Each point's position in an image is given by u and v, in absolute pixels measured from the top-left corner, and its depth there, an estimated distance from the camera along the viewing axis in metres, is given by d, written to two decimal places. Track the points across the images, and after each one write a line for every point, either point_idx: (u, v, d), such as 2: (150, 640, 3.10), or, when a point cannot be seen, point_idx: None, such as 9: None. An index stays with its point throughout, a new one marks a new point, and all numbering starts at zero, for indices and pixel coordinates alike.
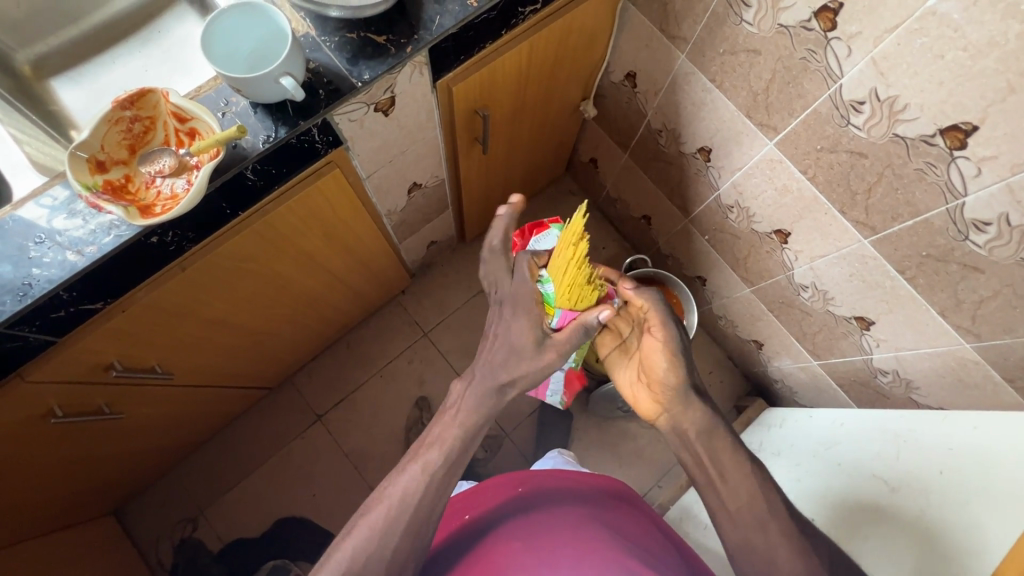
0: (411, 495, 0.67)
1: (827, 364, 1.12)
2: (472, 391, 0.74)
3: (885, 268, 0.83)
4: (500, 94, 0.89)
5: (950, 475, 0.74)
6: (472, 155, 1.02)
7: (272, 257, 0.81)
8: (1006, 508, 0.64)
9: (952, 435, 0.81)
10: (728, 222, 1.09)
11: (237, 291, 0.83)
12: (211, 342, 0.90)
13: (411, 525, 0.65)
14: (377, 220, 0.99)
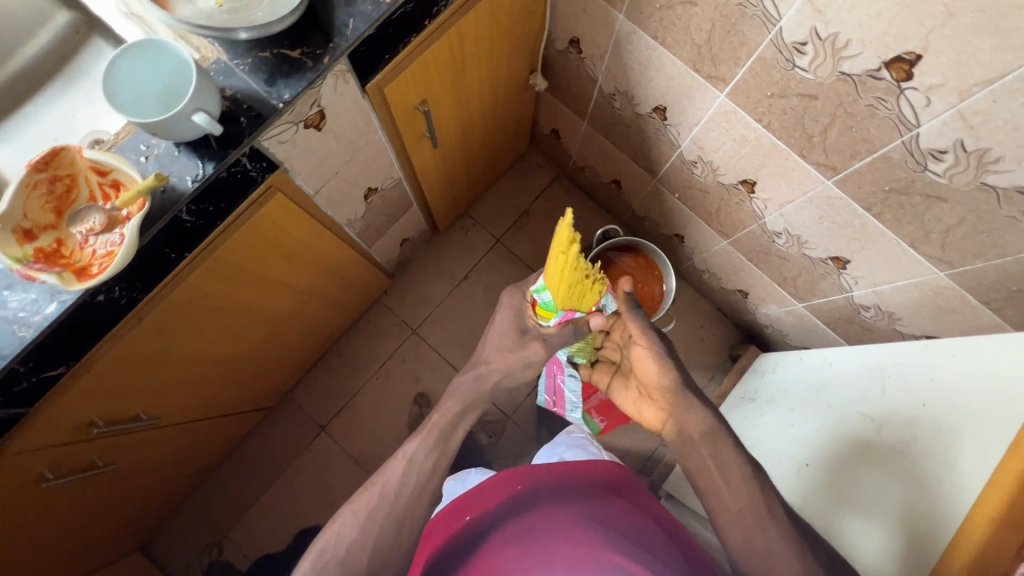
0: (402, 488, 0.72)
1: (811, 305, 1.12)
2: (461, 380, 0.84)
3: (852, 207, 0.81)
4: (439, 84, 0.86)
5: (933, 407, 0.75)
6: (423, 149, 0.99)
7: (233, 288, 0.80)
8: (987, 433, 0.65)
9: (933, 365, 0.81)
10: (695, 177, 1.07)
11: (206, 327, 0.83)
12: (192, 379, 0.90)
13: (401, 516, 0.71)
14: (337, 228, 0.97)
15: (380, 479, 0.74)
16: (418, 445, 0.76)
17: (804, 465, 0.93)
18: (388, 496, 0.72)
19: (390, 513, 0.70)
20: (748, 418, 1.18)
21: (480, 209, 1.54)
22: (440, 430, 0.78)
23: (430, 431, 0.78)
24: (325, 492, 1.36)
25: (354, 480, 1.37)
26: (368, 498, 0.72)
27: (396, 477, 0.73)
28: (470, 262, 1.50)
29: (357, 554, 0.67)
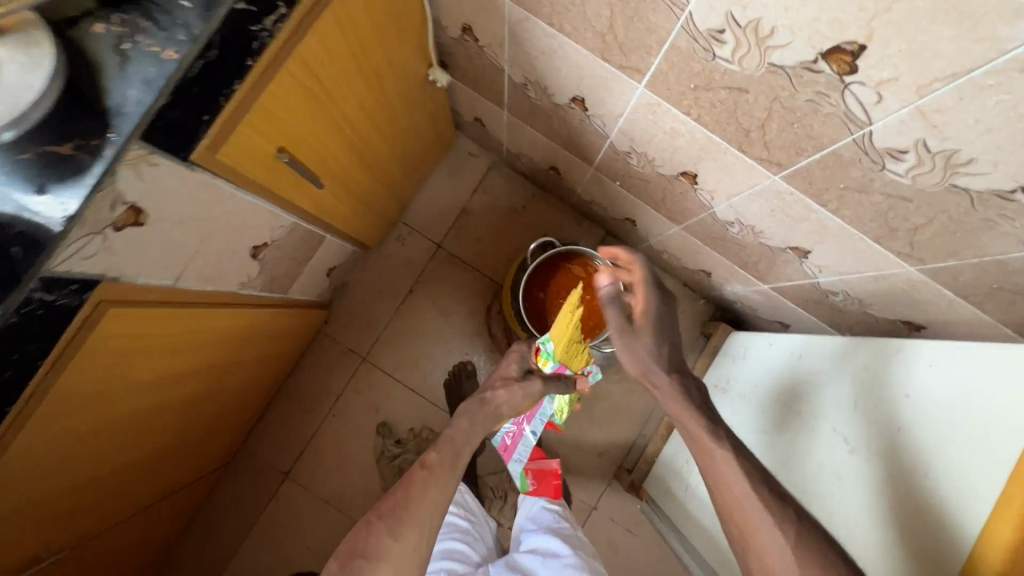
0: (423, 501, 0.77)
1: (777, 286, 1.02)
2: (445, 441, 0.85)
3: (805, 203, 0.69)
4: (299, 122, 0.70)
5: (915, 436, 0.66)
6: (307, 191, 0.84)
7: (106, 407, 0.69)
8: (982, 483, 0.56)
9: (909, 374, 0.71)
10: (632, 167, 0.94)
11: (90, 451, 0.73)
12: (95, 495, 0.81)
13: (421, 525, 0.75)
14: (226, 295, 0.84)
15: (399, 493, 0.77)
16: (436, 461, 0.81)
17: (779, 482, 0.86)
18: (412, 507, 0.75)
19: (409, 524, 0.74)
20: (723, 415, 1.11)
21: (414, 214, 1.39)
22: (457, 452, 0.84)
23: (447, 449, 0.84)
24: (303, 538, 1.31)
25: (330, 522, 1.31)
26: (394, 506, 0.75)
27: (416, 489, 0.77)
28: (413, 274, 1.38)
29: (380, 562, 0.70)
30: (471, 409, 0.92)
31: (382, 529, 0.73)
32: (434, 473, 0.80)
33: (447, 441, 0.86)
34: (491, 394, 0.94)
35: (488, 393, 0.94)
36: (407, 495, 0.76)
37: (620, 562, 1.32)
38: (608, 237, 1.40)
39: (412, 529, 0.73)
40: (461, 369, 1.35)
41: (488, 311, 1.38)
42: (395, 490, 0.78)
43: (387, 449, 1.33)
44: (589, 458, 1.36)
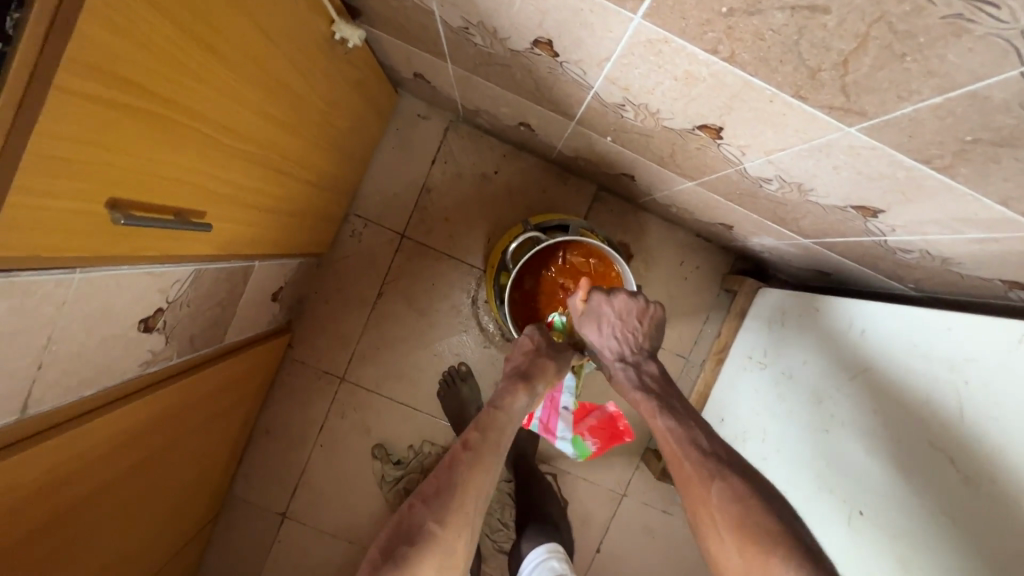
0: (469, 486, 0.64)
1: (821, 241, 0.82)
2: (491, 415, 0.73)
3: (894, 158, 0.47)
4: (124, 160, 0.45)
5: None
6: (195, 237, 0.61)
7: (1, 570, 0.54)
8: None
9: None
10: (627, 121, 0.70)
11: None
12: None
13: (466, 513, 0.62)
14: (114, 390, 0.64)
15: (441, 476, 0.65)
16: (479, 442, 0.69)
17: (858, 511, 0.68)
18: (458, 492, 0.63)
19: (457, 509, 0.62)
20: (762, 402, 0.91)
21: (367, 201, 1.16)
22: (500, 434, 0.71)
23: (491, 429, 0.71)
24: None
25: (342, 557, 1.19)
26: (440, 487, 0.63)
27: (460, 472, 0.65)
28: (379, 274, 1.17)
29: (425, 550, 0.58)
30: (513, 383, 0.76)
31: (426, 515, 0.61)
32: (478, 454, 0.67)
33: (490, 417, 0.73)
34: (533, 371, 0.79)
35: (529, 371, 0.78)
36: (452, 476, 0.64)
37: (659, 546, 1.22)
38: (600, 193, 1.17)
39: (458, 519, 0.61)
40: (453, 371, 1.17)
41: (473, 303, 1.18)
42: (438, 470, 0.65)
43: (386, 473, 1.18)
44: (612, 445, 1.22)
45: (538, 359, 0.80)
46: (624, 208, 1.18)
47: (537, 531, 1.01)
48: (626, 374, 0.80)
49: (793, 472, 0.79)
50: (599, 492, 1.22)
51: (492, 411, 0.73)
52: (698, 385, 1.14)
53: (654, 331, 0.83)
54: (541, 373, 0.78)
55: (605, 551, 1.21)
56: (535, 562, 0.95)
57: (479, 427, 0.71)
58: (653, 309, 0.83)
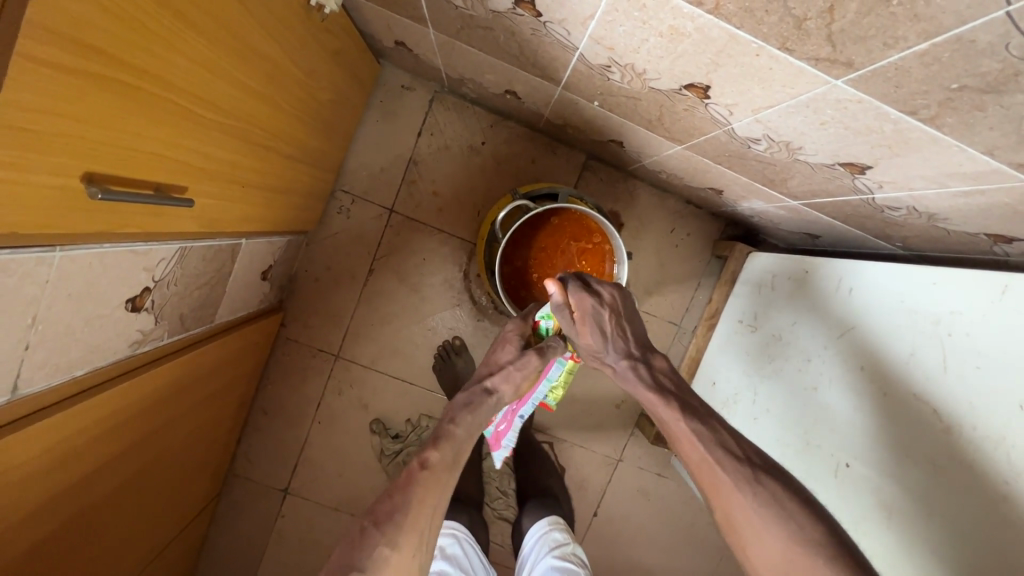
0: (424, 505, 0.63)
1: (810, 202, 0.82)
2: (447, 431, 0.71)
3: (881, 111, 0.47)
4: (101, 132, 0.44)
5: None
6: (179, 214, 0.61)
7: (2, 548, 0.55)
8: None
9: None
10: (614, 83, 0.69)
11: None
12: None
13: (420, 530, 0.62)
14: (98, 374, 0.63)
15: (396, 495, 0.63)
16: (439, 461, 0.67)
17: (844, 464, 0.69)
18: (413, 511, 0.62)
19: (410, 530, 0.61)
20: (752, 365, 0.92)
21: (354, 176, 1.14)
22: (459, 448, 0.70)
23: (448, 443, 0.70)
24: (320, 548, 1.20)
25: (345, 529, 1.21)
26: (394, 509, 0.61)
27: (416, 491, 0.64)
28: (369, 250, 1.16)
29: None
30: (477, 398, 0.76)
31: (379, 537, 0.59)
32: (439, 472, 0.66)
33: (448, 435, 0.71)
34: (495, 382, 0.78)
35: (489, 383, 0.78)
36: (408, 496, 0.63)
37: (654, 508, 1.26)
38: (590, 161, 1.16)
39: (413, 537, 0.60)
40: (448, 346, 1.17)
41: (465, 277, 1.18)
42: (390, 491, 0.64)
43: (386, 447, 1.18)
44: (606, 412, 1.24)
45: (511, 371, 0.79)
46: (614, 176, 1.17)
47: (539, 504, 1.05)
48: (636, 375, 0.75)
49: (782, 430, 0.81)
50: (594, 457, 1.24)
51: (450, 427, 0.72)
52: (690, 351, 1.15)
53: (638, 321, 0.80)
54: (499, 383, 0.78)
55: (602, 513, 1.25)
56: (535, 535, 0.99)
57: (438, 444, 0.69)
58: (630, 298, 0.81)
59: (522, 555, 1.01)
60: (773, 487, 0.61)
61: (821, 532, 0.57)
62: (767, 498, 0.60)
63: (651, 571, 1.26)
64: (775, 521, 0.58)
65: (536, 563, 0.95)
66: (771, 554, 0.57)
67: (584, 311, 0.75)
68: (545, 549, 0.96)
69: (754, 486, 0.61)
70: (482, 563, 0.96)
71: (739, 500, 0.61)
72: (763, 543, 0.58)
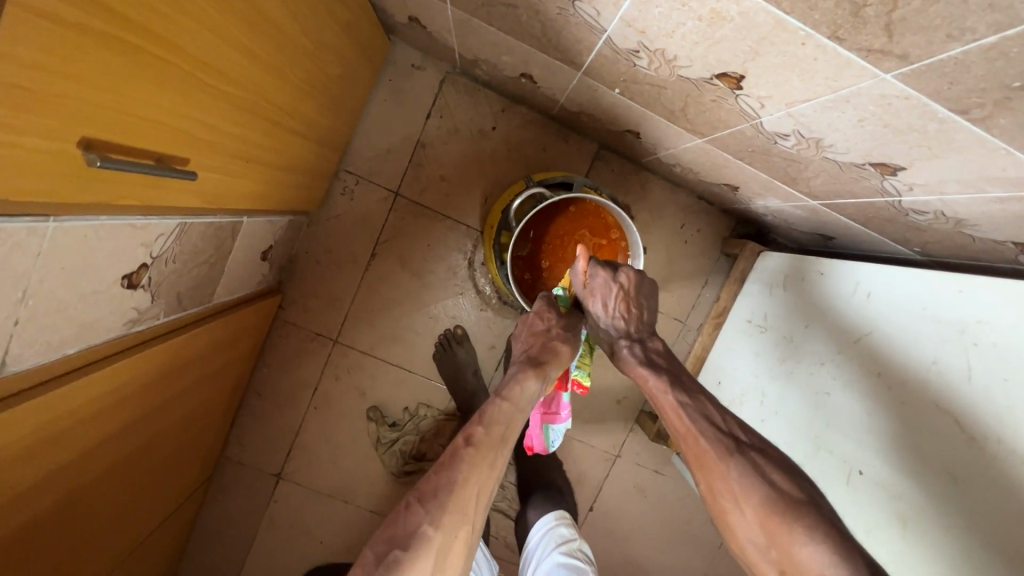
0: (470, 482, 0.60)
1: (830, 203, 0.80)
2: (492, 409, 0.69)
3: (928, 108, 0.45)
4: (99, 95, 0.41)
5: None
6: (180, 186, 0.57)
7: None
8: None
9: None
10: (640, 69, 0.66)
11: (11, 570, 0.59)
12: None
13: (467, 509, 0.59)
14: (92, 352, 0.60)
15: (443, 472, 0.61)
16: (484, 437, 0.65)
17: (857, 471, 0.69)
18: (457, 488, 0.59)
19: (456, 508, 0.58)
20: (761, 366, 0.91)
21: (359, 157, 1.11)
22: (505, 427, 0.68)
23: (495, 421, 0.68)
24: (312, 534, 1.19)
25: (338, 515, 1.19)
26: (438, 487, 0.59)
27: (461, 467, 0.61)
28: (372, 233, 1.13)
29: (421, 555, 0.54)
30: (524, 370, 0.74)
31: (423, 515, 0.56)
32: (484, 450, 0.64)
33: (492, 410, 0.69)
34: (543, 356, 0.76)
35: (539, 356, 0.76)
36: (453, 474, 0.60)
37: (650, 504, 1.25)
38: (602, 152, 1.13)
39: (459, 516, 0.57)
40: (449, 335, 1.15)
41: (470, 265, 1.15)
42: (435, 470, 0.61)
43: (382, 435, 1.18)
44: (607, 407, 1.23)
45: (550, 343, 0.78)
46: (626, 168, 1.14)
47: (543, 498, 1.05)
48: (631, 351, 0.75)
49: (791, 433, 0.80)
50: (593, 453, 1.23)
51: (497, 402, 0.70)
52: (694, 348, 1.13)
53: (653, 308, 0.79)
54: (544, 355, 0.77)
55: (598, 508, 1.24)
56: (541, 530, 0.98)
57: (482, 420, 0.67)
58: (649, 284, 0.79)
59: (527, 549, 1.00)
60: (755, 457, 0.63)
61: (801, 496, 0.58)
62: (748, 469, 0.62)
63: (645, 567, 1.25)
64: (754, 489, 0.60)
65: (542, 559, 0.94)
66: (749, 523, 0.59)
67: (596, 282, 0.76)
68: (552, 545, 0.95)
69: (735, 457, 0.63)
70: (484, 555, 0.95)
71: (719, 471, 0.63)
72: (742, 512, 0.60)
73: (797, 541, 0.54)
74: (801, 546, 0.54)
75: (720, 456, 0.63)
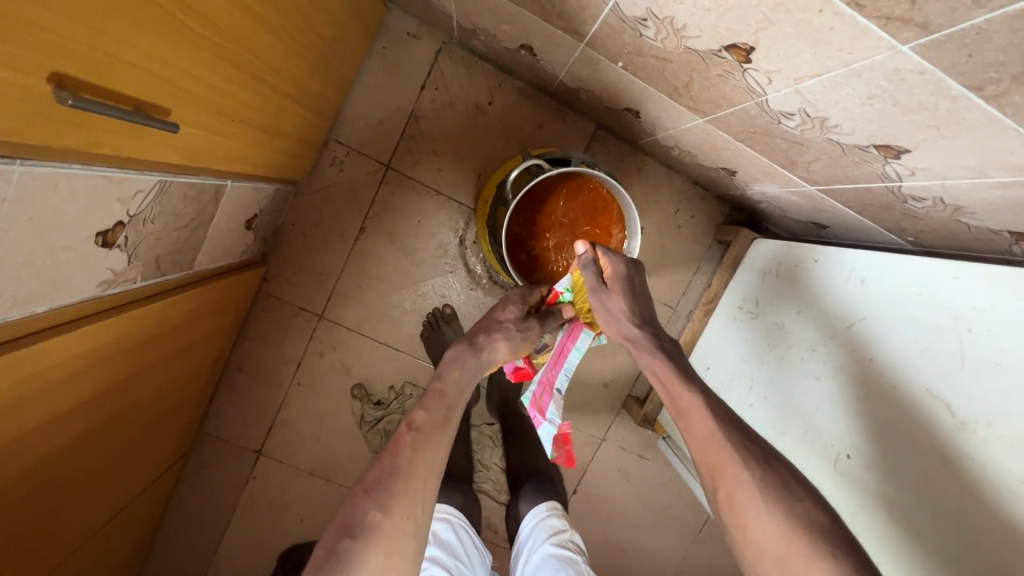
0: (414, 467, 0.62)
1: (828, 189, 0.79)
2: (424, 400, 0.69)
3: (942, 84, 0.44)
4: (73, 27, 0.38)
5: None
6: (160, 137, 0.54)
7: None
8: None
9: None
10: (645, 40, 0.64)
11: None
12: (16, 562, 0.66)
13: (413, 493, 0.60)
14: (63, 313, 0.57)
15: (387, 460, 0.62)
16: (427, 422, 0.66)
17: (844, 455, 0.69)
18: (402, 474, 0.61)
19: (401, 494, 0.59)
20: (750, 352, 0.91)
21: (350, 126, 1.07)
22: (450, 409, 0.69)
23: (436, 403, 0.69)
24: (292, 512, 1.17)
25: (320, 493, 1.17)
26: (383, 475, 0.60)
27: (404, 454, 0.63)
28: (362, 206, 1.10)
29: (370, 541, 0.56)
30: (464, 353, 0.75)
31: (370, 502, 0.58)
32: (427, 433, 0.65)
33: (438, 394, 0.71)
34: (489, 343, 0.77)
35: (478, 340, 0.77)
36: (396, 459, 0.62)
37: (634, 489, 1.26)
38: (599, 132, 1.12)
39: (406, 501, 0.59)
40: (437, 314, 1.13)
41: (461, 243, 1.13)
42: (379, 458, 0.63)
43: (367, 413, 1.16)
44: (594, 391, 1.23)
45: (501, 331, 0.78)
46: (623, 150, 1.13)
47: (535, 489, 1.04)
48: (647, 340, 0.74)
49: (780, 419, 0.81)
50: (579, 436, 1.23)
51: (439, 389, 0.71)
52: (684, 334, 1.13)
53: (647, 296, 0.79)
54: (496, 341, 0.77)
55: (582, 491, 1.24)
56: (533, 520, 0.97)
57: (426, 406, 0.69)
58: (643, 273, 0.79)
59: (519, 540, 0.99)
60: (783, 471, 0.60)
61: (825, 519, 0.56)
62: (774, 481, 0.59)
63: (627, 549, 1.26)
64: (775, 502, 0.57)
65: (534, 549, 0.93)
66: (769, 533, 0.56)
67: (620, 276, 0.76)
68: (543, 536, 0.94)
69: (764, 468, 0.60)
70: (476, 546, 0.93)
71: (742, 478, 0.60)
72: (764, 523, 0.57)
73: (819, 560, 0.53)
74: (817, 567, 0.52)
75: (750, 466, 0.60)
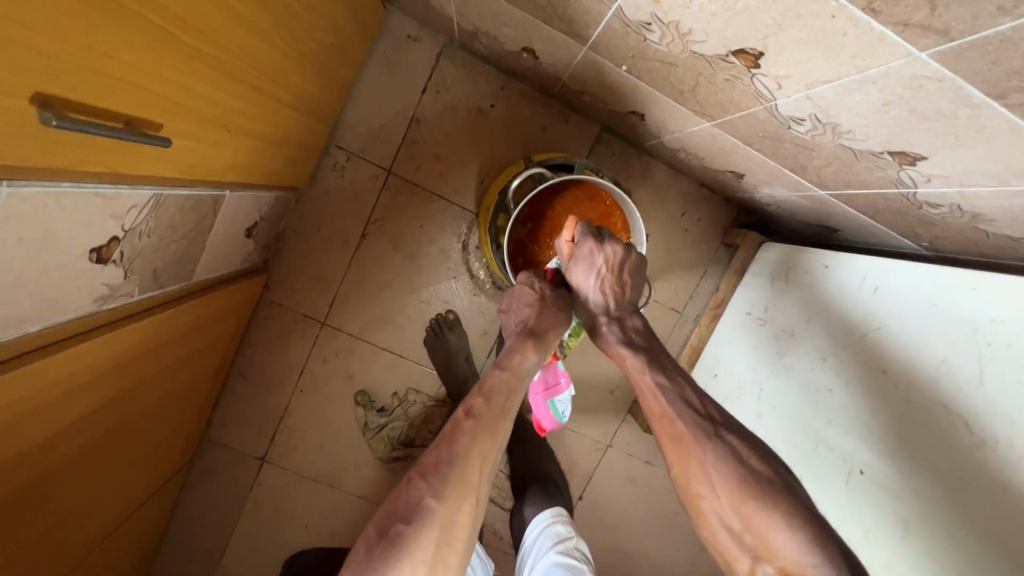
0: (473, 456, 0.59)
1: (839, 194, 0.77)
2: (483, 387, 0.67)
3: (962, 91, 0.42)
4: (55, 45, 0.37)
5: None
6: (154, 151, 0.53)
7: None
8: None
9: None
10: (650, 44, 0.62)
11: None
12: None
13: (471, 482, 0.58)
14: (61, 330, 0.56)
15: (443, 446, 0.59)
16: (484, 408, 0.64)
17: (857, 470, 0.68)
18: (461, 462, 0.58)
19: (458, 482, 0.56)
20: (758, 360, 0.89)
21: (351, 131, 1.06)
22: (505, 396, 0.67)
23: (496, 393, 0.66)
24: (296, 518, 1.16)
25: (324, 500, 1.17)
26: (440, 459, 0.57)
27: (462, 440, 0.60)
28: (363, 212, 1.09)
29: (424, 528, 0.53)
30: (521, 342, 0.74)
31: (425, 488, 0.55)
32: (485, 423, 0.62)
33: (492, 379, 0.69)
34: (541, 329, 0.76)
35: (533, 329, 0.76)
36: (454, 444, 0.59)
37: (641, 495, 1.24)
38: (603, 134, 1.10)
39: (461, 489, 0.56)
40: (441, 320, 1.12)
41: (463, 248, 1.12)
42: (436, 441, 0.60)
43: (370, 420, 1.15)
44: (599, 396, 1.21)
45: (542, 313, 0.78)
46: (627, 151, 1.11)
47: (539, 494, 1.04)
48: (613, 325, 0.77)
49: (790, 430, 0.79)
50: (584, 442, 1.21)
51: (501, 373, 0.69)
52: (691, 339, 1.11)
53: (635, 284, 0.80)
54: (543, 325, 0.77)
55: (588, 498, 1.23)
56: (538, 527, 0.96)
57: (481, 391, 0.66)
58: (638, 263, 0.79)
59: (523, 548, 0.98)
60: (732, 440, 0.65)
61: (773, 481, 0.60)
62: (724, 453, 0.63)
63: (634, 556, 1.25)
64: (727, 473, 0.61)
65: (539, 557, 0.92)
66: (721, 505, 0.61)
67: (583, 254, 0.76)
68: (548, 543, 0.92)
69: (713, 441, 0.64)
70: (478, 554, 0.93)
71: (695, 453, 0.64)
72: (717, 495, 0.61)
73: (773, 526, 0.56)
74: (775, 532, 0.56)
75: (701, 439, 0.65)
